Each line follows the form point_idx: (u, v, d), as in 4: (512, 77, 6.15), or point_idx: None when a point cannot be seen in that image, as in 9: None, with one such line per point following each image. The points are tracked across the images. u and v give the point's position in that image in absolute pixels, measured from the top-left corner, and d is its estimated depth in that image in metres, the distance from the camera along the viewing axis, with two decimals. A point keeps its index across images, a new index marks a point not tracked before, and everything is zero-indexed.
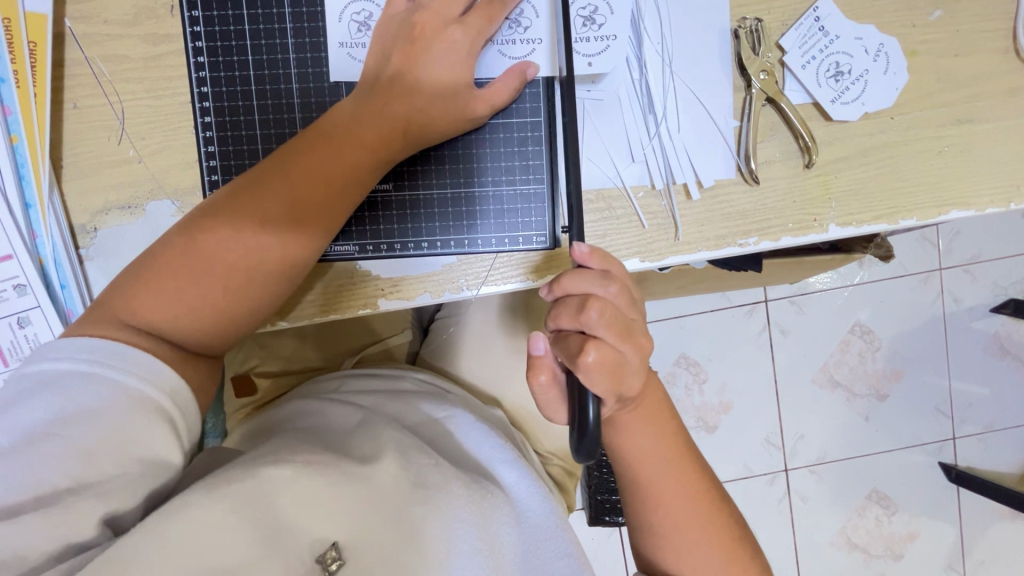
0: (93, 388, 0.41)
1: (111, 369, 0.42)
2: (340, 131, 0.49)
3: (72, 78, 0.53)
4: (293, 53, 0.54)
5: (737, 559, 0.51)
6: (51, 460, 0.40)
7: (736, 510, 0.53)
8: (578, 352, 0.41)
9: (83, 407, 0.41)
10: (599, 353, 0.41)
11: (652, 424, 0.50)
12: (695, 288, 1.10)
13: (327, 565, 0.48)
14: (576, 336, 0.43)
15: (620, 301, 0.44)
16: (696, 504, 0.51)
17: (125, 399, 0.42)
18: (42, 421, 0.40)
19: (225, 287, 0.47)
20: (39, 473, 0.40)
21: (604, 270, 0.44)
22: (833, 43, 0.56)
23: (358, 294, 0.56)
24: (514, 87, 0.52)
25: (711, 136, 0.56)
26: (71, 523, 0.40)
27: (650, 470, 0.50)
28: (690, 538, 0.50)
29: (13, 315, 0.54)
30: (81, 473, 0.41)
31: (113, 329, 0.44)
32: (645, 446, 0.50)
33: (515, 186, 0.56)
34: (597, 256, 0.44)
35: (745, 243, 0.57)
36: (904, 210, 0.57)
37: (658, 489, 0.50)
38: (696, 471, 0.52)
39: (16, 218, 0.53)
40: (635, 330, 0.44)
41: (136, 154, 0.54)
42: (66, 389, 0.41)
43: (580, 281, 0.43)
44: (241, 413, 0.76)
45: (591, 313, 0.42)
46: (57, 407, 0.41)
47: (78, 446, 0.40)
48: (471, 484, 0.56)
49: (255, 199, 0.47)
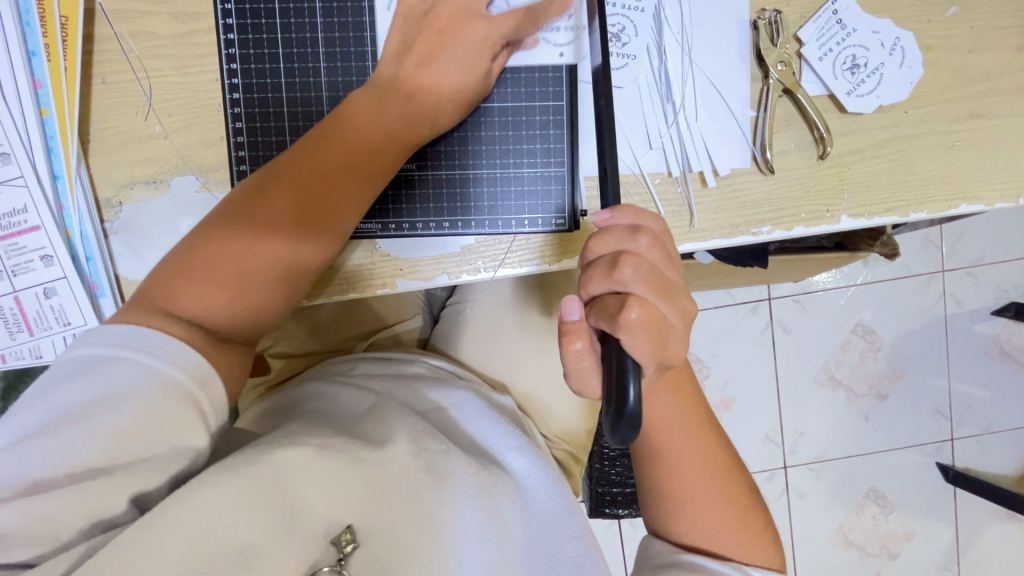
0: (127, 370, 0.42)
1: (148, 356, 0.42)
2: (364, 119, 0.51)
3: (101, 54, 0.54)
4: (321, 33, 0.55)
5: (750, 530, 0.51)
6: (82, 439, 0.40)
7: (751, 484, 0.54)
8: (618, 310, 0.41)
9: (118, 391, 0.41)
10: (642, 310, 0.41)
11: (674, 393, 0.52)
12: (701, 283, 1.11)
13: (341, 547, 0.50)
14: (613, 296, 0.42)
15: (652, 255, 0.43)
16: (713, 474, 0.51)
17: (159, 385, 0.42)
18: (78, 404, 0.41)
19: (263, 279, 0.48)
20: (70, 453, 0.40)
21: (633, 224, 0.44)
22: (850, 37, 0.57)
23: (376, 275, 0.57)
24: (519, 62, 0.52)
25: (728, 125, 0.57)
26: (95, 500, 0.40)
27: (669, 437, 0.51)
28: (708, 508, 0.51)
29: (40, 286, 0.55)
30: (113, 456, 0.41)
31: (154, 319, 0.44)
32: (665, 413, 0.51)
33: (536, 168, 0.57)
34: (625, 212, 0.45)
35: (759, 232, 0.57)
36: (914, 204, 0.58)
37: (681, 455, 0.51)
38: (710, 441, 0.53)
39: (45, 190, 0.54)
40: (673, 289, 0.43)
41: (163, 130, 0.55)
42: (102, 372, 0.41)
43: (610, 240, 0.43)
44: (255, 392, 0.78)
45: (625, 269, 0.42)
46: (93, 388, 0.41)
47: (111, 430, 0.41)
48: (482, 469, 0.57)
49: (285, 192, 0.48)
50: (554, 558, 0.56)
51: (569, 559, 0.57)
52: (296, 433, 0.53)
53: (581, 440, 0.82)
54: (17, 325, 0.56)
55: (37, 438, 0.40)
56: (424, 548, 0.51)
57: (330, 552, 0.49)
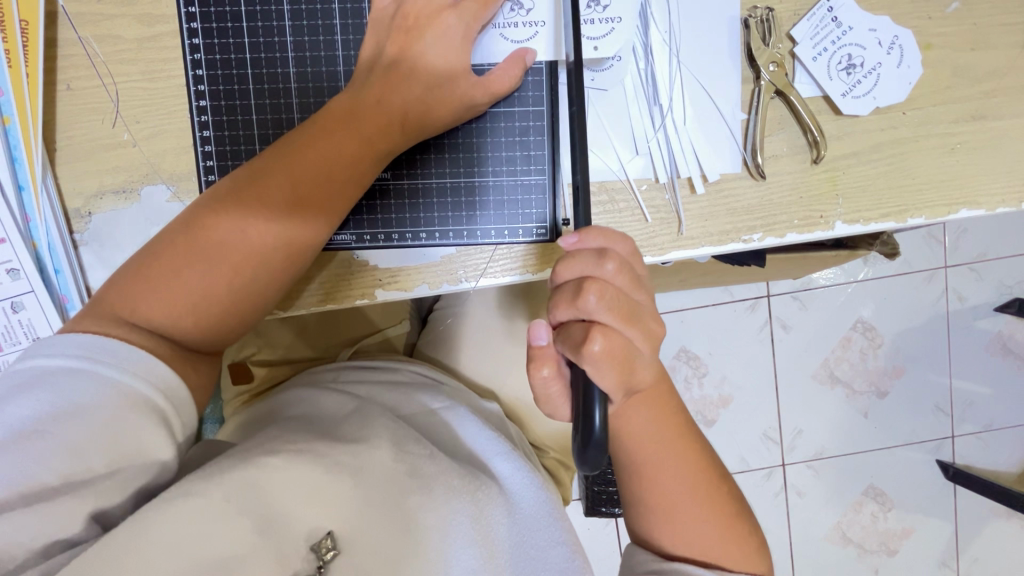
0: (85, 383, 0.41)
1: (106, 366, 0.41)
2: (338, 120, 0.48)
3: (66, 59, 0.52)
4: (290, 37, 0.53)
5: (737, 537, 0.50)
6: (38, 456, 0.39)
7: (735, 490, 0.52)
8: (583, 340, 0.40)
9: (73, 404, 0.40)
10: (606, 341, 0.39)
11: (652, 407, 0.50)
12: (697, 282, 1.09)
13: (322, 555, 0.47)
14: (578, 324, 0.41)
15: (618, 281, 0.42)
16: (698, 485, 0.50)
17: (119, 396, 0.41)
18: (30, 419, 0.39)
19: (228, 284, 0.46)
20: (24, 474, 0.39)
21: (601, 248, 0.43)
22: (847, 35, 0.55)
23: (354, 285, 0.55)
24: (516, 75, 0.51)
25: (718, 129, 0.55)
26: (58, 524, 0.39)
27: (649, 452, 0.49)
28: (689, 521, 0.50)
29: (8, 300, 0.54)
30: (69, 473, 0.40)
31: (112, 326, 0.43)
32: (643, 427, 0.49)
33: (516, 177, 0.55)
34: (592, 234, 0.43)
35: (750, 239, 0.56)
36: (913, 208, 0.56)
37: (658, 471, 0.49)
38: (693, 451, 0.51)
39: (10, 201, 0.52)
40: (639, 312, 0.42)
41: (131, 138, 0.53)
42: (58, 386, 0.40)
43: (574, 265, 0.42)
44: (237, 400, 0.75)
45: (589, 297, 0.41)
46: (49, 401, 0.40)
47: (66, 446, 0.40)
48: (468, 476, 0.55)
49: (254, 194, 0.47)
50: (538, 564, 0.54)
51: (554, 564, 0.55)
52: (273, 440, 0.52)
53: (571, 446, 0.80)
54: None
55: None
56: (407, 554, 0.49)
57: (309, 561, 0.47)
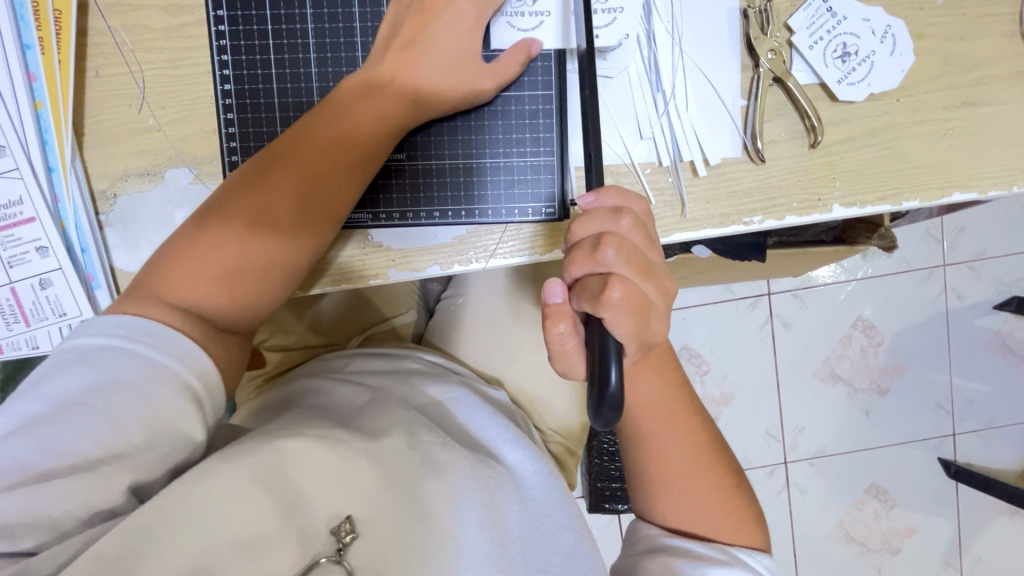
0: (122, 361, 0.42)
1: (144, 345, 0.43)
2: (352, 104, 0.50)
3: (96, 47, 0.54)
4: (311, 24, 0.56)
5: (735, 512, 0.51)
6: (78, 428, 0.40)
7: (735, 463, 0.54)
8: (601, 289, 0.41)
9: (114, 380, 0.42)
10: (624, 289, 0.41)
11: (656, 375, 0.51)
12: (699, 277, 1.10)
13: (341, 538, 0.48)
14: (596, 277, 0.43)
15: (634, 237, 0.44)
16: (701, 455, 0.51)
17: (154, 375, 0.43)
18: (73, 393, 0.41)
19: (257, 262, 0.48)
20: (58, 446, 0.40)
21: (616, 206, 0.44)
22: (841, 25, 0.57)
23: (369, 266, 0.57)
24: (519, 63, 0.54)
25: (719, 115, 0.57)
26: (91, 488, 0.41)
27: (653, 420, 0.51)
28: (689, 490, 0.51)
29: (35, 277, 0.56)
30: (108, 446, 0.41)
31: (150, 309, 0.45)
32: (652, 403, 0.50)
33: (525, 158, 0.57)
34: (607, 195, 0.45)
35: (751, 221, 0.58)
36: (907, 193, 0.58)
37: (659, 439, 0.51)
38: (698, 427, 0.52)
39: (40, 183, 0.54)
40: (653, 269, 0.44)
41: (156, 122, 0.55)
42: (98, 363, 0.42)
43: (592, 223, 0.44)
44: (252, 385, 0.78)
45: (607, 249, 0.42)
46: (90, 377, 0.42)
47: (106, 418, 0.41)
48: (479, 462, 0.56)
49: (278, 179, 0.48)
50: (546, 548, 0.55)
51: (563, 547, 0.56)
52: (295, 425, 0.53)
53: (577, 432, 0.82)
54: (13, 317, 0.56)
55: (34, 428, 0.40)
56: (420, 543, 0.49)
57: (329, 543, 0.47)
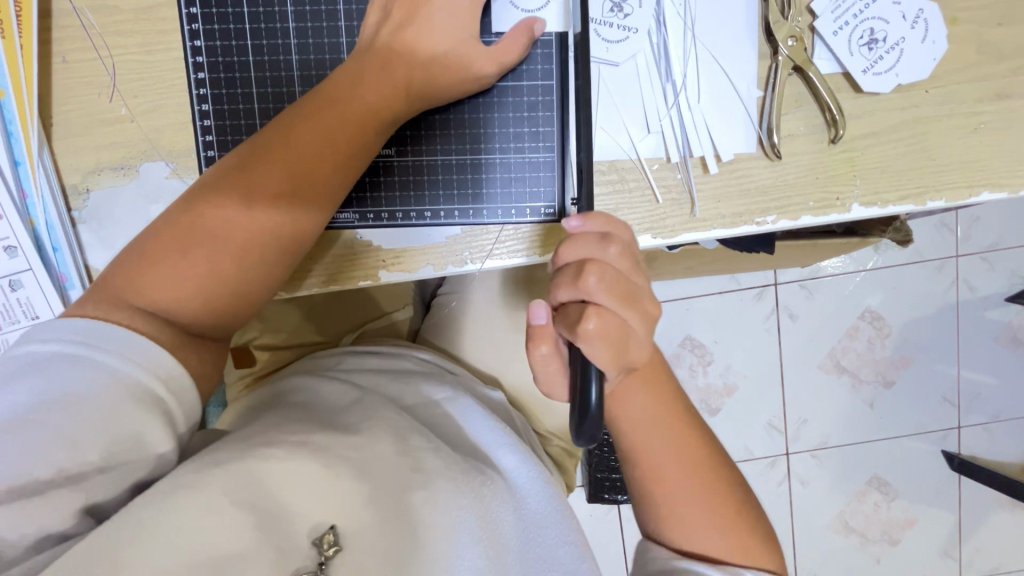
0: (77, 370, 0.39)
1: (101, 351, 0.40)
2: (342, 92, 0.47)
3: (61, 30, 0.50)
4: (292, 6, 0.51)
5: (739, 528, 0.49)
6: (28, 445, 0.38)
7: (736, 476, 0.51)
8: (578, 319, 0.39)
9: (68, 391, 0.39)
10: (600, 320, 0.39)
11: (647, 389, 0.48)
12: (704, 269, 1.07)
13: (323, 550, 0.44)
14: (575, 305, 0.40)
15: (619, 266, 0.41)
16: (692, 475, 0.49)
17: (114, 384, 0.40)
18: (23, 408, 0.38)
19: (234, 262, 0.45)
20: (12, 466, 0.38)
21: (604, 233, 0.42)
22: (869, 9, 0.53)
23: (357, 266, 0.54)
24: (523, 45, 0.49)
25: (733, 106, 0.53)
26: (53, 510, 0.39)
27: (642, 437, 0.48)
28: (687, 509, 0.48)
29: (5, 277, 0.53)
30: (64, 465, 0.39)
31: (116, 311, 0.42)
32: (644, 416, 0.48)
33: (524, 154, 0.53)
34: (596, 220, 0.42)
35: (763, 221, 0.54)
36: (932, 191, 0.54)
37: (651, 458, 0.48)
38: (694, 439, 0.50)
39: (6, 177, 0.51)
40: (639, 296, 0.41)
41: (129, 113, 0.51)
42: (51, 372, 0.39)
43: (578, 247, 0.41)
44: (242, 383, 0.75)
45: (589, 278, 0.40)
46: (41, 389, 0.39)
47: (60, 435, 0.38)
48: (471, 471, 0.53)
49: (257, 172, 0.45)
50: (546, 565, 0.51)
51: (562, 564, 0.52)
52: (277, 429, 0.51)
53: (575, 432, 0.79)
54: None
55: None
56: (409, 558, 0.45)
57: (310, 557, 0.44)
